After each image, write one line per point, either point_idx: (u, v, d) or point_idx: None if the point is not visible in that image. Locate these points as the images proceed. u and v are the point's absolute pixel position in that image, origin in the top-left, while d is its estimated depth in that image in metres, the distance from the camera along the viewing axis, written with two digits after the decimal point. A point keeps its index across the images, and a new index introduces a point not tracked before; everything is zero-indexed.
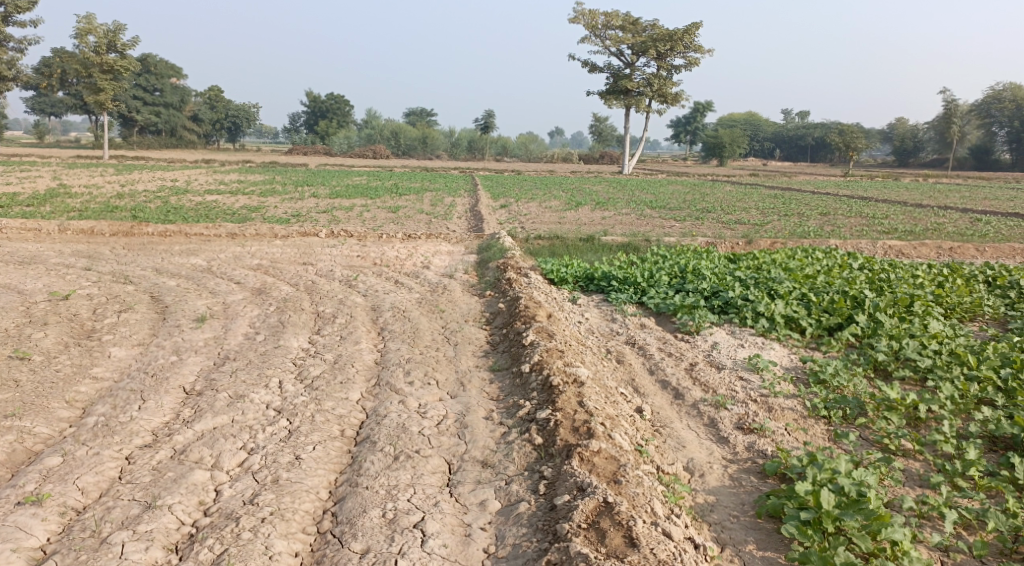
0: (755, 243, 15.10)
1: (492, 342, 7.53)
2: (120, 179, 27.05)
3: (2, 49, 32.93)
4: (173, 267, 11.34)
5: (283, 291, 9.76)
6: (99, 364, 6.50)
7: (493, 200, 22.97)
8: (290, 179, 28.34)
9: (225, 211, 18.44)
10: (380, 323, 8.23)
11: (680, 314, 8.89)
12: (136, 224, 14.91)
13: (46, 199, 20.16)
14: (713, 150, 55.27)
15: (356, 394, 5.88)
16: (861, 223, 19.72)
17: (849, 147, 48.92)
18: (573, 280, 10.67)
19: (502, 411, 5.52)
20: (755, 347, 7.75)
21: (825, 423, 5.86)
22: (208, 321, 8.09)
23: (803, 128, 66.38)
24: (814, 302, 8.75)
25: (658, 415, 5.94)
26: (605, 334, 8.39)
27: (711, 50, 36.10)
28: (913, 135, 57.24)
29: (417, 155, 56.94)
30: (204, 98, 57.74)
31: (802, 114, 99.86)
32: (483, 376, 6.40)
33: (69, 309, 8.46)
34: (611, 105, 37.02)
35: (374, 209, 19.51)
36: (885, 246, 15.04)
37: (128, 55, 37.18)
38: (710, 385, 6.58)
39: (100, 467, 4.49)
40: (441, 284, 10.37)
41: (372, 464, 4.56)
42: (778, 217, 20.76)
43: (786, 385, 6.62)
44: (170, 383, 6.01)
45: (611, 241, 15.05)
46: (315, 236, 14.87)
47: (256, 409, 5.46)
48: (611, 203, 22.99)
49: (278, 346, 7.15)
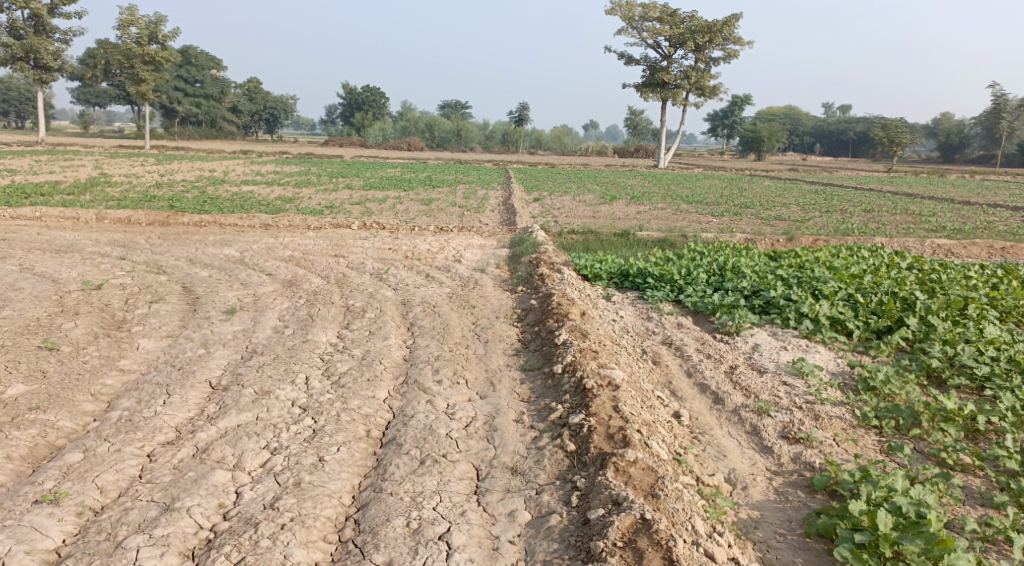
0: (796, 240, 14.64)
1: (524, 340, 7.31)
2: (159, 169, 27.35)
3: (48, 40, 33.51)
4: (205, 257, 11.30)
5: (314, 283, 9.65)
6: (127, 356, 6.42)
7: (526, 194, 22.71)
8: (325, 171, 28.37)
9: (259, 202, 18.46)
10: (410, 318, 8.06)
11: (718, 314, 8.58)
12: (172, 214, 14.96)
13: (86, 188, 20.40)
14: (751, 144, 54.26)
15: (383, 392, 5.71)
16: (906, 221, 19.08)
17: (893, 142, 47.56)
18: (608, 277, 10.40)
19: (533, 414, 5.31)
20: (798, 350, 7.41)
21: (875, 434, 5.54)
22: (238, 314, 7.99)
23: (844, 122, 64.89)
24: (861, 303, 8.38)
25: (697, 421, 5.67)
26: (641, 333, 8.13)
27: (751, 42, 35.29)
28: (959, 130, 55.50)
29: (451, 147, 56.85)
30: (243, 90, 58.28)
31: (843, 109, 97.81)
32: (514, 376, 6.19)
33: (102, 298, 8.43)
34: (647, 98, 36.44)
35: (407, 202, 19.41)
36: (933, 245, 14.47)
37: (168, 46, 37.62)
38: (752, 390, 6.28)
39: (120, 465, 4.37)
40: (473, 279, 10.17)
41: (397, 469, 4.38)
42: (819, 213, 20.19)
43: (832, 392, 6.30)
44: (196, 377, 5.90)
45: (646, 237, 14.72)
46: (347, 228, 14.79)
47: (281, 407, 5.31)
48: (646, 198, 22.57)
49: (307, 340, 7.01)
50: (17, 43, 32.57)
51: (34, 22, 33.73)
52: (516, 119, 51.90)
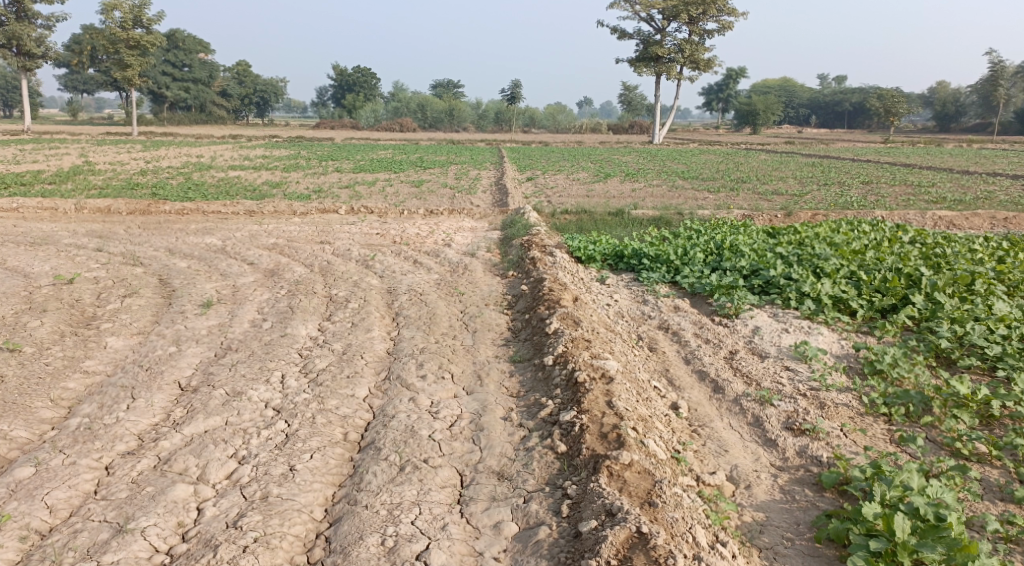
0: (795, 216, 14.29)
1: (514, 329, 6.98)
2: (145, 155, 26.84)
3: (30, 27, 32.73)
4: (186, 247, 10.92)
5: (297, 272, 9.28)
6: (94, 357, 6.08)
7: (519, 173, 22.32)
8: (314, 154, 27.85)
9: (246, 188, 18.03)
10: (395, 307, 7.71)
11: (717, 295, 8.25)
12: (153, 202, 14.54)
13: (68, 177, 19.93)
14: (747, 117, 53.64)
15: (364, 390, 5.38)
16: (906, 192, 18.72)
17: (890, 113, 46.92)
18: (602, 259, 10.06)
19: (522, 411, 4.99)
20: (801, 333, 7.09)
21: (884, 422, 5.24)
22: (215, 307, 7.63)
23: (840, 94, 64.23)
24: (864, 281, 8.06)
25: (697, 412, 5.36)
26: (636, 318, 7.81)
27: (745, 13, 34.68)
28: (955, 98, 54.84)
29: (444, 127, 56.19)
30: (232, 74, 57.40)
31: (839, 79, 96.96)
32: (502, 369, 5.85)
33: (73, 293, 8.05)
34: (641, 72, 35.87)
35: (398, 184, 19.00)
36: (935, 217, 14.12)
37: (153, 30, 36.85)
38: (754, 377, 5.96)
39: (75, 480, 4.08)
40: (462, 264, 9.82)
41: (374, 477, 4.08)
42: (817, 187, 19.80)
43: (838, 378, 5.98)
44: (164, 378, 5.56)
45: (642, 215, 14.36)
46: (335, 213, 14.41)
47: (253, 409, 4.99)
48: (641, 174, 22.19)
49: (285, 334, 6.67)
50: None
51: (15, 8, 32.93)
52: (509, 97, 51.24)
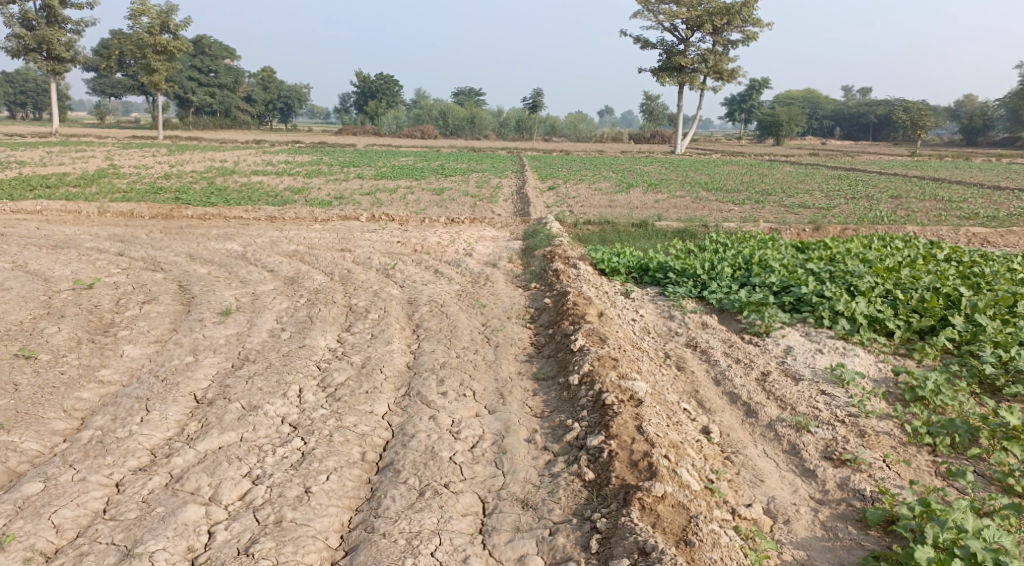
0: (823, 230, 13.98)
1: (538, 345, 6.78)
2: (169, 159, 26.99)
3: (60, 31, 33.10)
4: (207, 252, 10.84)
5: (316, 281, 9.14)
6: (109, 366, 5.96)
7: (540, 182, 22.14)
8: (336, 160, 27.86)
9: (267, 193, 18.01)
10: (415, 319, 7.54)
11: (746, 313, 8.00)
12: (175, 207, 14.52)
13: (92, 180, 20.02)
14: (770, 129, 53.15)
15: (383, 406, 5.21)
16: (936, 207, 18.34)
17: (917, 126, 46.18)
18: (627, 272, 9.84)
19: (547, 433, 4.80)
20: (836, 354, 6.83)
21: (929, 453, 4.99)
22: (233, 315, 7.50)
23: (865, 106, 63.53)
24: (901, 300, 7.77)
25: (729, 437, 5.13)
26: (663, 334, 7.58)
27: (771, 23, 34.33)
28: (983, 112, 53.92)
29: (465, 135, 56.24)
30: (256, 79, 57.84)
31: (863, 91, 96.09)
32: (526, 387, 5.66)
33: (91, 299, 7.96)
34: (664, 82, 35.60)
35: (419, 191, 18.89)
36: (968, 234, 13.77)
37: (180, 35, 37.17)
38: (788, 401, 5.71)
39: (84, 497, 3.95)
40: (484, 275, 9.64)
41: (393, 503, 3.94)
42: (844, 200, 19.45)
43: (877, 404, 5.72)
44: (179, 389, 5.42)
45: (665, 227, 14.12)
46: (355, 220, 14.31)
47: (269, 425, 4.82)
48: (664, 185, 21.93)
49: (303, 346, 6.52)
50: (29, 34, 32.24)
51: (46, 13, 33.31)
52: (531, 105, 51.22)
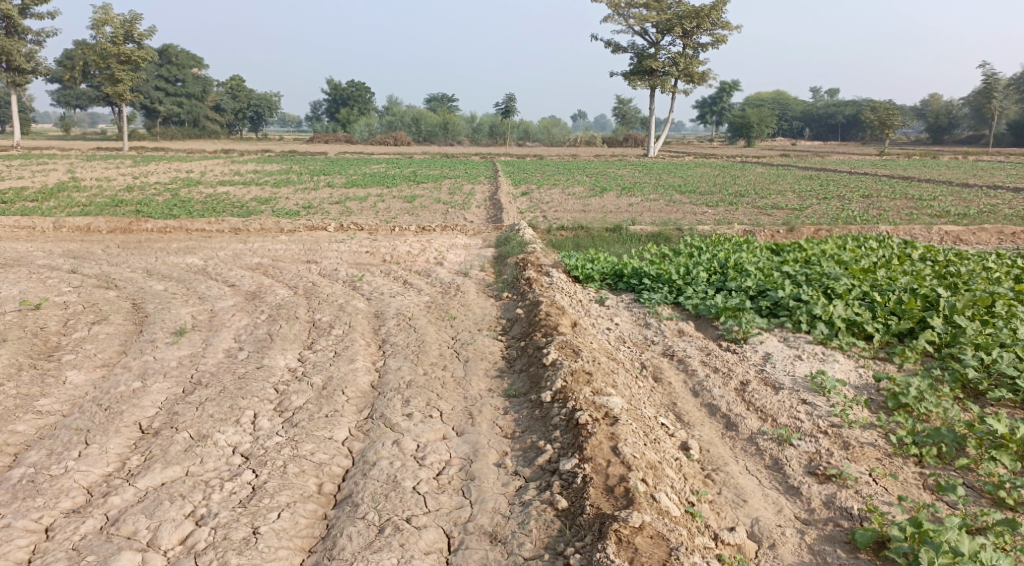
0: (798, 231, 13.87)
1: (509, 358, 6.50)
2: (133, 171, 26.33)
3: (20, 41, 32.25)
4: (165, 267, 10.42)
5: (279, 295, 8.79)
6: (50, 394, 5.58)
7: (513, 187, 21.90)
8: (306, 168, 27.42)
9: (234, 204, 17.54)
10: (382, 334, 7.22)
11: (723, 319, 7.79)
12: (135, 220, 14.05)
13: (52, 194, 19.39)
14: (741, 130, 53.43)
15: (343, 431, 4.89)
16: (908, 206, 18.36)
17: (885, 125, 46.62)
18: (601, 278, 9.59)
19: (518, 456, 4.52)
20: (816, 360, 6.63)
21: (916, 464, 4.79)
22: (188, 335, 7.13)
23: (834, 106, 64.18)
24: (878, 302, 7.61)
25: (709, 453, 4.88)
26: (639, 343, 7.35)
27: (739, 26, 34.51)
28: (948, 111, 54.64)
29: (437, 141, 55.93)
30: (225, 88, 57.04)
31: (831, 92, 97.27)
32: (497, 405, 5.38)
33: (37, 320, 7.54)
34: (635, 86, 35.57)
35: (390, 200, 18.54)
36: (941, 232, 13.74)
37: (145, 45, 36.46)
38: (769, 412, 5.48)
39: (7, 547, 3.67)
40: (454, 285, 9.34)
41: (348, 542, 3.70)
42: (817, 200, 19.42)
43: (861, 413, 5.51)
44: (123, 419, 5.06)
45: (640, 231, 13.92)
46: (323, 230, 13.94)
47: (218, 456, 4.50)
48: (638, 188, 21.79)
49: (261, 366, 6.18)
50: None
51: (5, 23, 32.47)
52: (503, 111, 51.07)
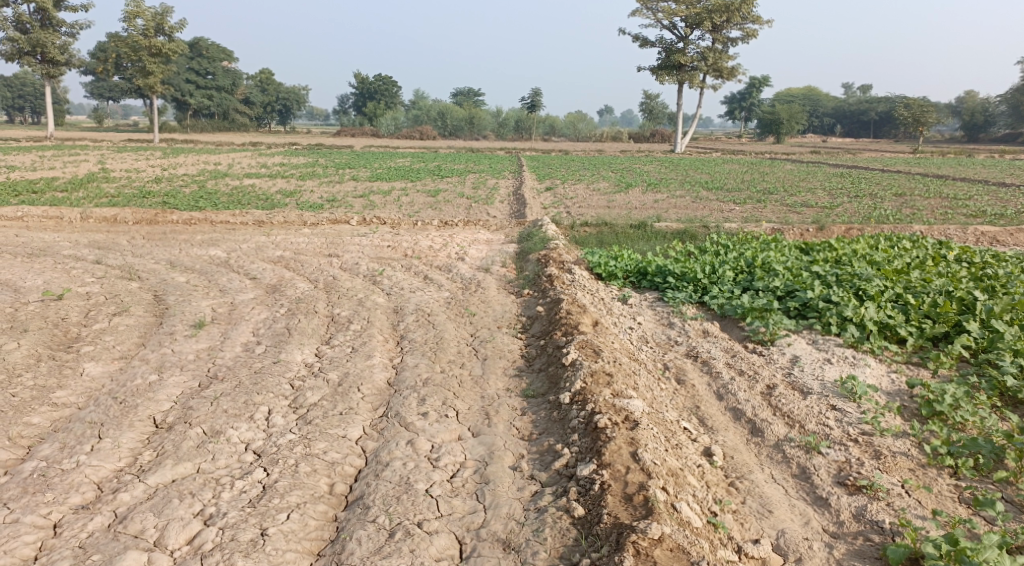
0: (828, 230, 13.56)
1: (528, 357, 6.37)
2: (162, 163, 26.57)
3: (54, 34, 32.64)
4: (188, 259, 10.43)
5: (299, 288, 8.73)
6: (66, 386, 5.55)
7: (538, 182, 21.74)
8: (332, 162, 27.46)
9: (258, 197, 17.59)
10: (400, 330, 7.13)
11: (749, 320, 7.59)
12: (161, 212, 14.11)
13: (81, 185, 19.60)
14: (770, 127, 52.70)
15: (357, 430, 4.80)
16: (943, 205, 17.93)
17: (919, 122, 45.62)
18: (624, 276, 9.42)
19: (535, 459, 4.40)
20: (846, 364, 6.42)
21: (951, 476, 4.60)
22: (207, 328, 7.08)
23: (866, 102, 63.07)
24: (912, 305, 7.36)
25: (733, 460, 4.71)
26: (662, 343, 7.18)
27: (770, 21, 33.98)
28: (984, 108, 53.33)
29: (463, 135, 55.88)
30: (254, 81, 57.40)
31: (863, 89, 95.65)
32: (514, 405, 5.25)
33: (59, 311, 7.55)
34: (663, 81, 35.17)
35: (413, 193, 18.48)
36: (977, 233, 13.37)
37: (176, 38, 36.76)
38: (796, 418, 5.30)
39: (14, 543, 3.64)
40: (475, 281, 9.22)
41: (358, 546, 3.62)
42: (848, 199, 19.02)
43: (893, 421, 5.30)
44: (137, 412, 5.01)
45: (665, 228, 13.71)
46: (346, 223, 13.90)
47: (230, 453, 4.42)
48: (664, 184, 21.51)
49: (278, 361, 6.11)
50: (23, 37, 31.80)
51: (40, 16, 32.88)
52: (530, 105, 50.84)
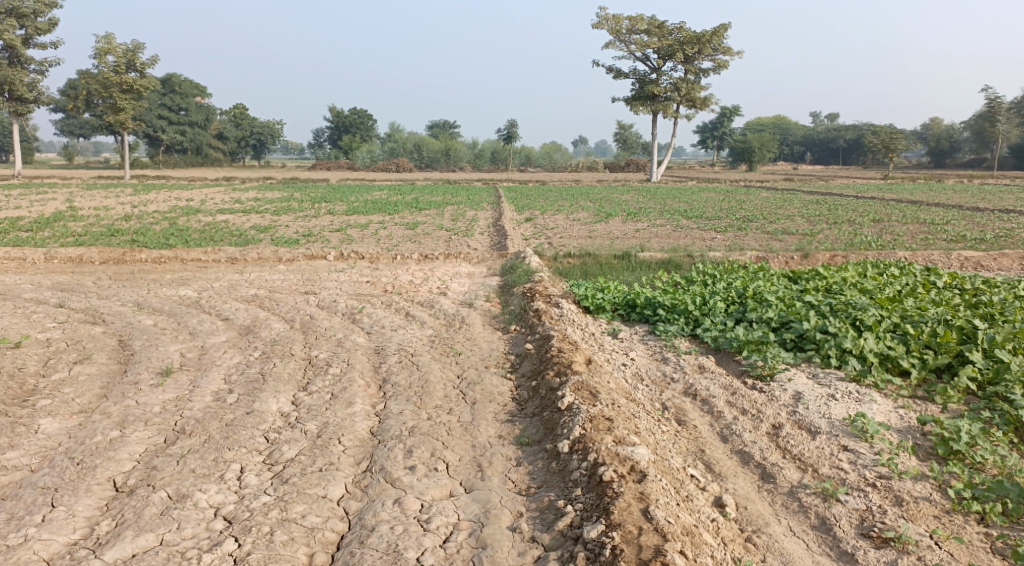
0: (813, 257, 13.42)
1: (520, 400, 6.01)
2: (132, 199, 25.98)
3: (22, 71, 32.07)
4: (157, 300, 9.96)
5: (274, 329, 8.30)
6: (18, 446, 5.10)
7: (517, 214, 21.50)
8: (308, 195, 27.10)
9: (232, 233, 17.16)
10: (382, 372, 6.73)
11: (746, 353, 7.29)
12: (129, 250, 13.61)
13: (47, 224, 18.99)
14: (742, 155, 53.24)
15: (339, 489, 4.40)
16: (922, 231, 17.93)
17: (889, 149, 46.23)
18: (612, 308, 9.11)
19: (536, 519, 4.08)
20: (852, 399, 6.12)
21: (981, 523, 4.31)
22: (175, 375, 6.63)
23: (835, 130, 64.16)
24: (912, 335, 7.11)
25: (747, 511, 4.37)
26: (658, 380, 6.84)
27: (741, 52, 34.43)
28: (949, 135, 54.54)
29: (439, 167, 55.80)
30: (228, 116, 56.97)
31: (831, 117, 97.40)
32: (509, 455, 4.89)
33: (15, 360, 7.06)
34: (638, 111, 35.38)
35: (391, 227, 18.15)
36: (961, 258, 13.30)
37: (148, 74, 36.34)
38: (808, 460, 4.99)
39: None
40: (459, 317, 8.86)
41: None
42: (828, 225, 18.99)
43: (909, 462, 5.00)
44: (95, 475, 4.56)
45: (649, 258, 13.48)
46: (323, 259, 13.50)
47: (198, 520, 4.06)
48: (644, 214, 21.39)
49: (252, 411, 5.67)
50: None
51: (9, 53, 32.36)
52: (505, 137, 50.96)
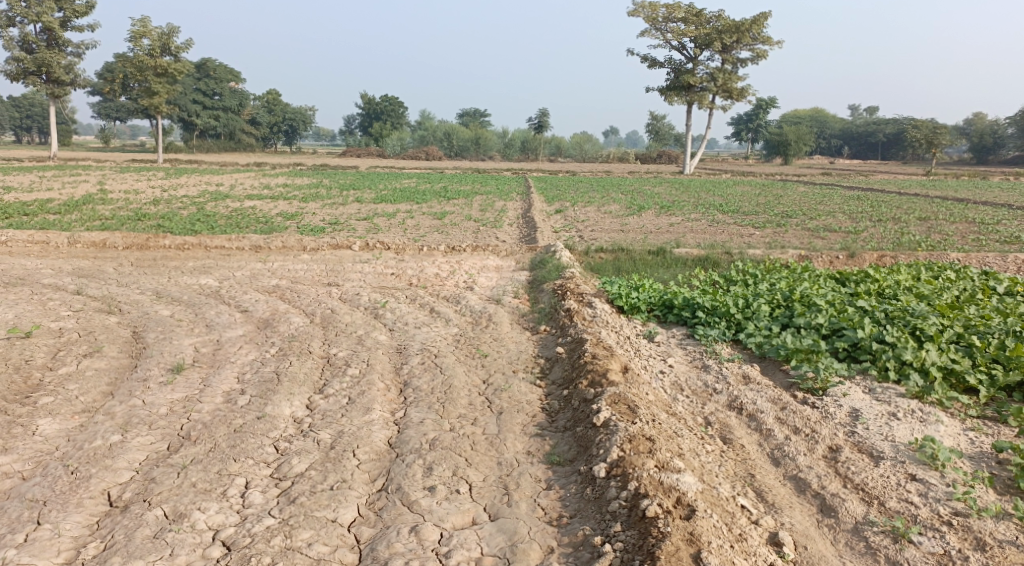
0: (859, 257, 12.74)
1: (550, 411, 5.55)
2: (163, 183, 25.90)
3: (60, 54, 32.11)
4: (177, 289, 9.64)
5: (293, 324, 7.90)
6: (12, 450, 4.77)
7: (547, 204, 20.99)
8: (337, 182, 26.79)
9: (258, 219, 16.86)
10: (403, 375, 6.30)
11: (795, 362, 6.73)
12: (153, 236, 13.36)
13: (76, 207, 18.89)
14: (777, 148, 51.95)
15: (351, 512, 4.02)
16: (972, 231, 17.03)
17: (931, 144, 44.57)
18: (648, 309, 8.58)
19: (570, 559, 3.70)
20: (919, 419, 5.55)
21: None
22: (186, 372, 6.26)
23: (873, 124, 62.51)
24: (978, 347, 6.49)
25: (805, 553, 3.92)
26: (700, 390, 6.31)
27: (780, 42, 33.40)
28: (993, 130, 52.75)
29: (470, 156, 55.30)
30: (262, 102, 57.09)
31: (869, 110, 95.21)
32: (538, 475, 4.45)
33: (23, 351, 6.74)
34: (672, 102, 34.57)
35: (419, 216, 17.75)
36: (1017, 261, 12.53)
37: (182, 58, 36.28)
38: (872, 491, 4.47)
39: None
40: (487, 314, 8.41)
41: None
42: (871, 223, 18.17)
43: (988, 496, 4.44)
44: (89, 487, 4.20)
45: (685, 254, 12.88)
46: (348, 248, 13.14)
47: (193, 547, 3.72)
48: (677, 207, 20.75)
49: (262, 416, 5.26)
50: (29, 57, 31.29)
51: (47, 36, 32.46)
52: (537, 125, 50.33)
